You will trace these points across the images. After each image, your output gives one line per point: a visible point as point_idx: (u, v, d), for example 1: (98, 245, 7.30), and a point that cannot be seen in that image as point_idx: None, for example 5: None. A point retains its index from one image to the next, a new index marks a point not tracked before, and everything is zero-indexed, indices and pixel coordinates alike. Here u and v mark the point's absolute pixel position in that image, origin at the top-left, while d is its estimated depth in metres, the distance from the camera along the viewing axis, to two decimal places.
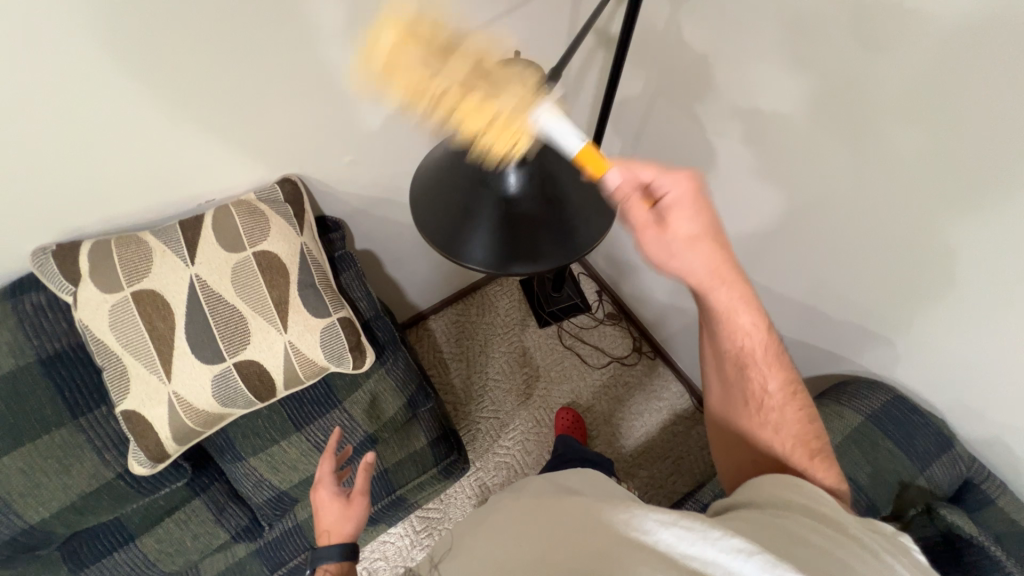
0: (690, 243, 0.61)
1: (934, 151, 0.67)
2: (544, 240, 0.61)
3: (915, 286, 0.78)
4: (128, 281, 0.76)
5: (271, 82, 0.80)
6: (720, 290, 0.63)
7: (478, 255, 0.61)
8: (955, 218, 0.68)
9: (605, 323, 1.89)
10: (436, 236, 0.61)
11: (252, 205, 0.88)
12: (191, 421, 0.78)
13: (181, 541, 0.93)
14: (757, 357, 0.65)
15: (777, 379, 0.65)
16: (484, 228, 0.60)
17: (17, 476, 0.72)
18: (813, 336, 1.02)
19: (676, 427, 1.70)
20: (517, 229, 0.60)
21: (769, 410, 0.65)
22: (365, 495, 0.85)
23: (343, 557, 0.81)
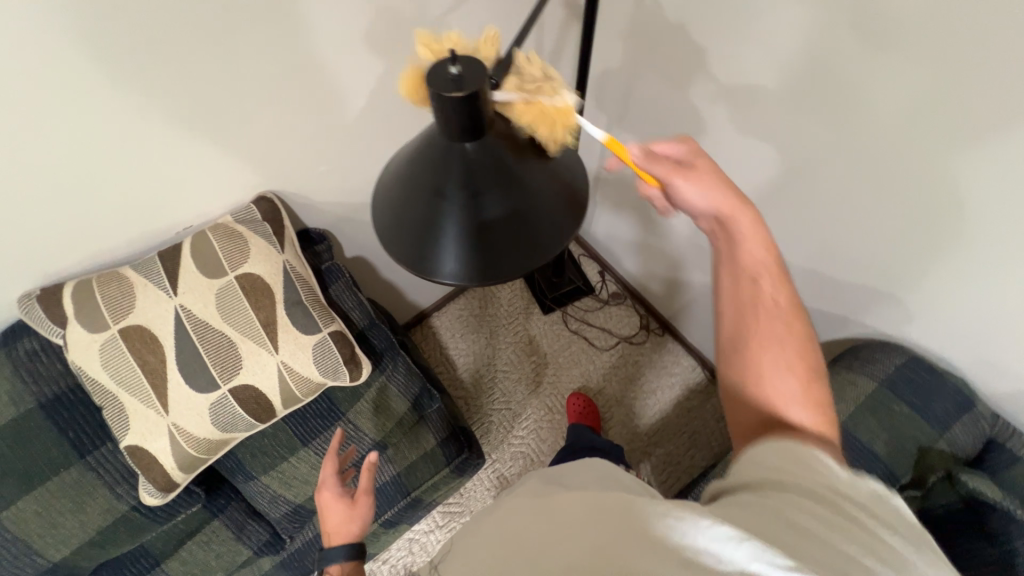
0: (703, 177, 0.55)
1: (934, 99, 0.61)
2: (528, 237, 0.51)
3: (926, 242, 0.73)
4: (114, 318, 0.76)
5: (230, 101, 0.77)
6: (740, 219, 0.56)
7: (453, 267, 0.50)
8: (962, 168, 0.63)
9: (611, 304, 1.86)
10: (401, 253, 0.52)
11: (229, 228, 0.87)
12: (194, 449, 0.79)
13: (205, 560, 0.95)
14: (766, 291, 0.56)
15: (784, 298, 0.56)
16: (456, 235, 0.49)
17: (34, 518, 0.73)
18: (821, 301, 0.98)
19: (690, 402, 1.68)
20: (494, 230, 0.49)
21: (775, 354, 0.54)
22: (369, 495, 0.85)
23: (350, 556, 0.81)
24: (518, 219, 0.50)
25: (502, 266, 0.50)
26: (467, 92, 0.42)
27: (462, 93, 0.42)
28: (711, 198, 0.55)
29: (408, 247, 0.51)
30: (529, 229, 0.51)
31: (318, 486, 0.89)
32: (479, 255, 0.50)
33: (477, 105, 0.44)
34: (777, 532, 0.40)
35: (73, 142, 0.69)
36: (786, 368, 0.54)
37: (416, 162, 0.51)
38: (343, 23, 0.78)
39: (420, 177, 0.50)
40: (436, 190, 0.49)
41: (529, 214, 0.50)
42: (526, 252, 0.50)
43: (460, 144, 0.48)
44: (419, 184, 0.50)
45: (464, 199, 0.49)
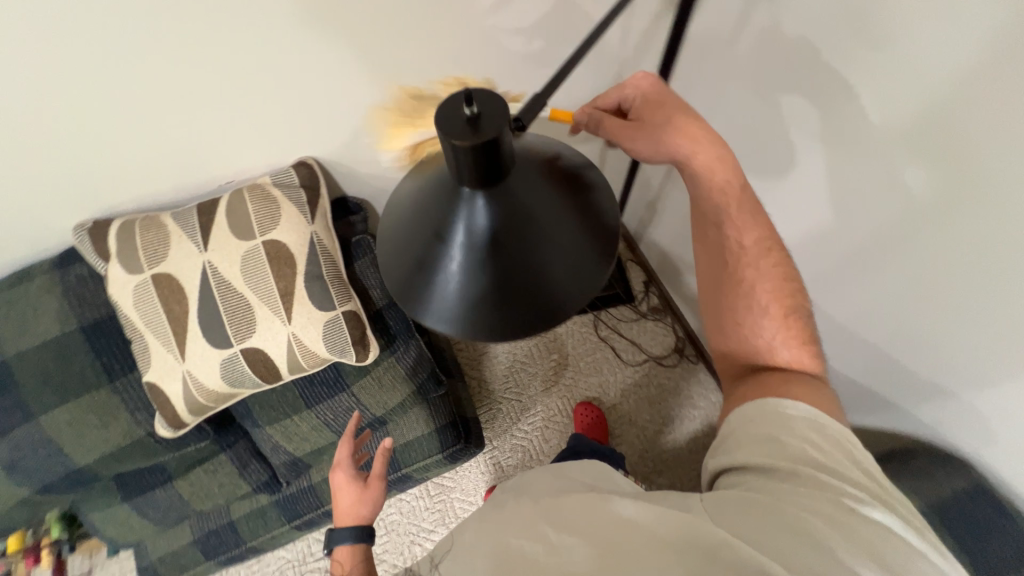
0: (643, 126, 0.55)
1: None
2: (539, 300, 0.44)
3: None
4: (148, 264, 0.80)
5: None
6: (701, 155, 0.53)
7: (448, 318, 0.44)
8: None
9: (647, 318, 1.75)
10: (398, 290, 0.47)
11: (265, 191, 0.87)
12: (203, 398, 0.84)
13: (210, 486, 1.05)
14: (732, 233, 0.58)
15: (755, 235, 0.58)
16: (458, 285, 0.44)
17: (66, 427, 0.82)
18: (884, 391, 0.84)
19: (708, 440, 1.58)
20: (499, 287, 0.43)
21: (754, 307, 0.62)
22: (381, 480, 0.89)
23: (357, 538, 0.85)
24: (529, 275, 0.43)
25: (502, 326, 0.44)
26: (483, 138, 0.35)
27: (476, 139, 0.36)
28: (661, 139, 0.54)
29: (403, 282, 0.47)
30: (543, 291, 0.44)
31: (334, 466, 0.94)
32: (477, 309, 0.44)
33: (493, 151, 0.37)
34: (784, 541, 0.49)
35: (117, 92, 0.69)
36: (762, 313, 0.61)
37: (425, 194, 0.45)
38: None
39: (425, 211, 0.44)
40: (439, 230, 0.43)
41: (543, 269, 0.44)
42: (532, 313, 0.44)
43: (471, 187, 0.41)
44: (423, 219, 0.45)
45: (470, 247, 0.42)
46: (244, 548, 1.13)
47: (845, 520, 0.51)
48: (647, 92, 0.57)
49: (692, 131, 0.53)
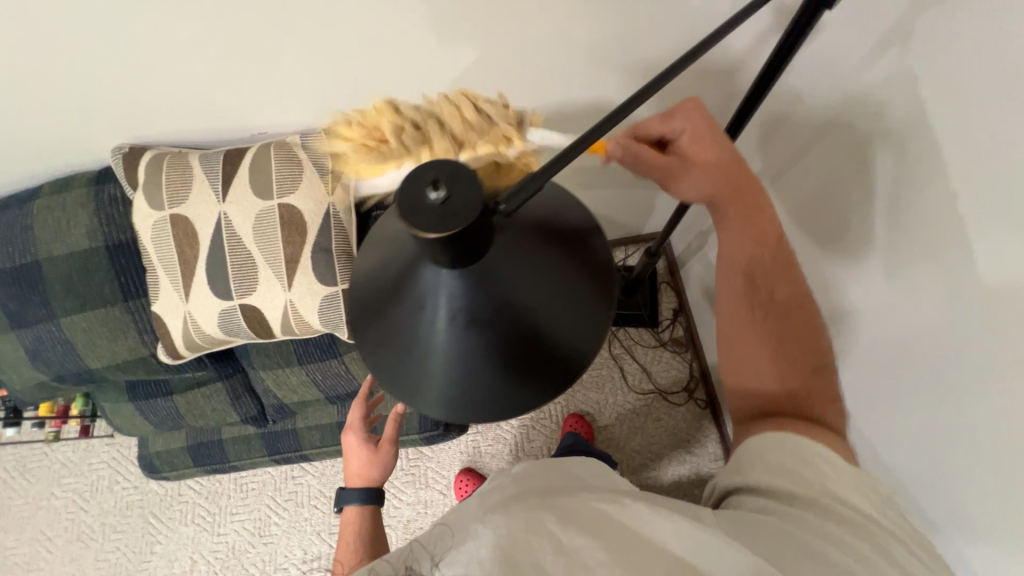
0: (689, 164, 0.50)
1: None
2: (502, 388, 0.40)
3: None
4: (170, 203, 0.82)
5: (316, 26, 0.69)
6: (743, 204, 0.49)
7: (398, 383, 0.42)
8: None
9: (666, 348, 1.66)
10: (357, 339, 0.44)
11: (292, 151, 0.84)
12: (200, 339, 0.87)
13: (204, 407, 1.13)
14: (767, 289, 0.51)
15: (790, 288, 0.52)
16: (417, 358, 0.40)
17: (82, 332, 0.89)
18: None
19: (692, 488, 1.53)
20: (459, 369, 0.40)
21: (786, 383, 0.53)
22: (392, 445, 0.88)
23: (369, 498, 0.87)
24: (488, 367, 0.39)
25: (445, 407, 0.41)
26: (448, 232, 0.29)
27: (440, 230, 0.30)
28: (703, 180, 0.50)
29: (361, 328, 0.44)
30: (507, 379, 0.40)
31: (344, 426, 0.93)
32: (426, 384, 0.41)
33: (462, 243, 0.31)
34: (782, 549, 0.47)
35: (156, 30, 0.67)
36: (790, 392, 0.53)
37: (395, 248, 0.41)
38: None
39: (391, 269, 0.40)
40: (402, 292, 0.39)
41: (503, 364, 0.40)
42: (482, 406, 0.41)
43: (438, 264, 0.36)
44: (390, 276, 0.40)
45: (428, 322, 0.39)
46: (227, 465, 1.24)
47: (869, 553, 0.46)
48: (698, 121, 0.51)
49: (739, 180, 0.49)
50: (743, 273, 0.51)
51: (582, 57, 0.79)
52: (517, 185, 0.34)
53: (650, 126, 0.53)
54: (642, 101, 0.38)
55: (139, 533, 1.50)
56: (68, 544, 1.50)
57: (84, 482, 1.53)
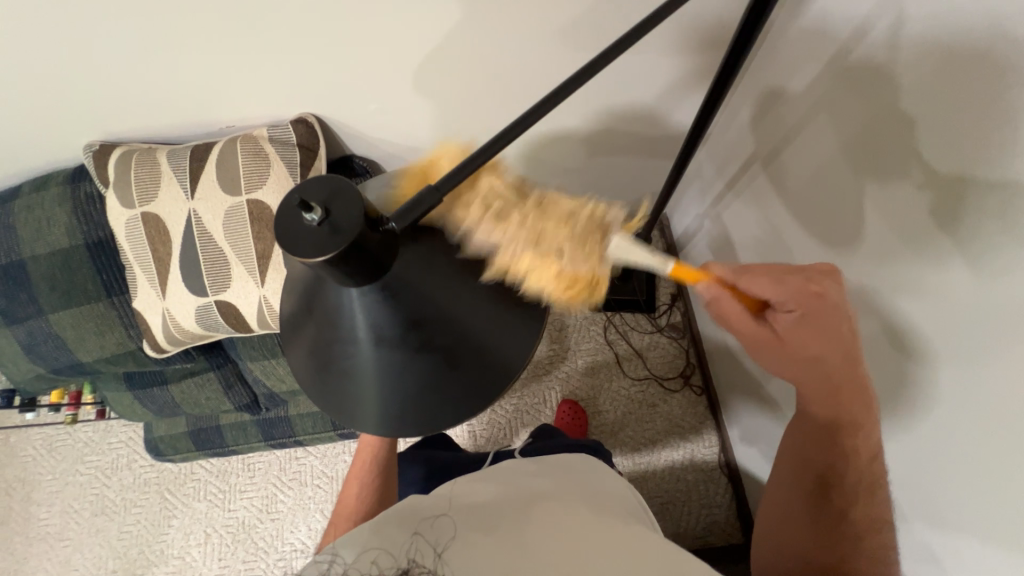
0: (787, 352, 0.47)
1: None
2: (425, 410, 0.39)
3: None
4: (141, 201, 0.82)
5: (264, 17, 0.66)
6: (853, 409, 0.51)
7: (320, 395, 0.42)
8: None
9: (663, 334, 1.63)
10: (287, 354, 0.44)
11: (259, 145, 0.83)
12: (181, 335, 0.89)
13: (199, 396, 1.16)
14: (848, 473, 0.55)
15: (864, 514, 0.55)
16: (342, 378, 0.39)
17: (70, 328, 0.91)
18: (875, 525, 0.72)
19: (685, 474, 1.52)
20: (378, 390, 0.38)
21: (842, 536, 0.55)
22: None
23: None
24: (405, 384, 0.38)
25: (366, 421, 0.40)
26: (333, 252, 0.28)
27: (324, 251, 0.28)
28: (786, 368, 0.49)
29: (289, 341, 0.43)
30: (432, 399, 0.38)
31: None
32: (347, 398, 0.40)
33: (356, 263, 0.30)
34: None
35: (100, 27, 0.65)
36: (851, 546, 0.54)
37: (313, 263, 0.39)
38: None
39: (308, 288, 0.39)
40: (317, 306, 0.38)
41: (423, 382, 0.38)
42: (401, 423, 0.39)
43: (348, 286, 0.34)
44: (305, 288, 0.39)
45: (343, 338, 0.37)
46: (227, 449, 1.29)
47: None
48: (827, 316, 0.46)
49: (828, 383, 0.50)
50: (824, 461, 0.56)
51: (553, 41, 0.75)
52: (410, 202, 0.34)
53: (777, 275, 0.45)
54: (552, 105, 0.38)
55: (156, 507, 1.59)
56: (93, 517, 1.60)
57: (104, 460, 1.62)
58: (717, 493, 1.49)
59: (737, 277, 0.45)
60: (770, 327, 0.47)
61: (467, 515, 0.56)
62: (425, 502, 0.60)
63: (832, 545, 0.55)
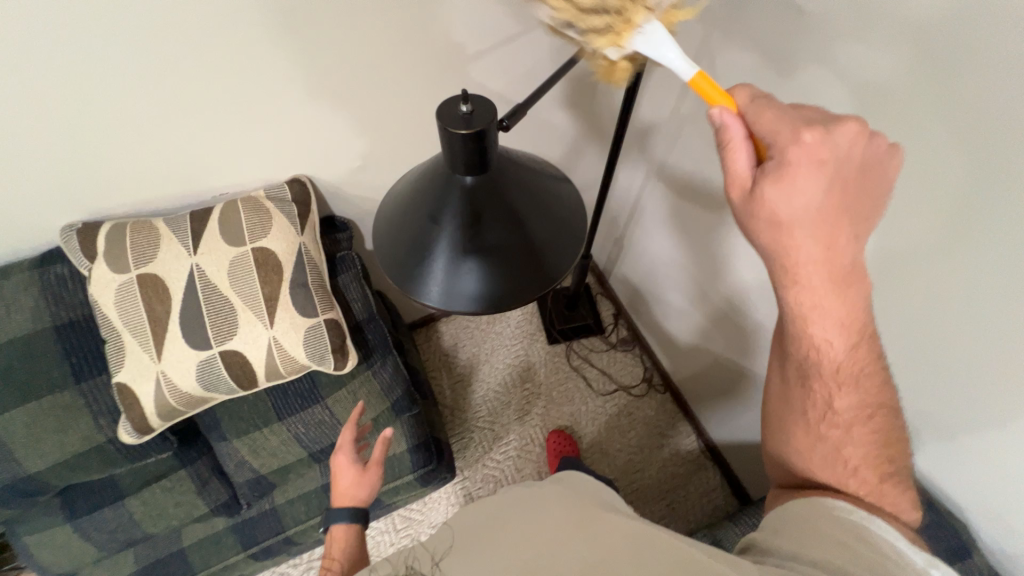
0: (788, 182, 0.44)
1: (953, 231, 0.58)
2: (523, 282, 0.53)
3: (949, 368, 0.65)
4: (136, 265, 0.82)
5: (275, 92, 0.83)
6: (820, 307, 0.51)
7: (436, 286, 0.52)
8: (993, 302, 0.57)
9: (617, 349, 1.82)
10: (396, 274, 0.54)
11: (258, 202, 0.91)
12: (175, 400, 0.84)
13: (164, 506, 0.99)
14: (825, 378, 0.55)
15: (848, 399, 0.56)
16: (449, 264, 0.51)
17: (22, 429, 0.79)
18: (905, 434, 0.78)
19: (677, 468, 1.62)
20: (495, 258, 0.52)
21: (831, 427, 0.58)
22: (380, 465, 0.92)
23: (353, 518, 0.89)
24: (508, 259, 0.52)
25: (484, 302, 0.52)
26: (473, 130, 0.44)
27: (468, 130, 0.44)
28: (758, 227, 0.47)
29: (397, 263, 0.54)
30: (521, 267, 0.53)
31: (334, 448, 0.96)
32: (463, 288, 0.52)
33: (483, 143, 0.45)
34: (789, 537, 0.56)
35: (125, 98, 0.75)
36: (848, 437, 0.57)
37: (419, 187, 0.54)
38: (398, 35, 0.83)
39: (420, 204, 0.53)
40: (433, 212, 0.52)
41: (520, 257, 0.53)
42: (508, 295, 0.53)
43: (462, 178, 0.50)
44: (419, 206, 0.53)
45: (458, 228, 0.51)
46: None
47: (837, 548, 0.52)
48: (803, 159, 0.43)
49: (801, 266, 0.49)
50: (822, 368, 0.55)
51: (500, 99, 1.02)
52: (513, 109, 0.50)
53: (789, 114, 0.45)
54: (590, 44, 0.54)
55: None
56: None
57: None
58: (708, 477, 1.59)
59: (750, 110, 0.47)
60: (759, 171, 0.45)
61: (465, 529, 0.72)
62: (443, 528, 0.74)
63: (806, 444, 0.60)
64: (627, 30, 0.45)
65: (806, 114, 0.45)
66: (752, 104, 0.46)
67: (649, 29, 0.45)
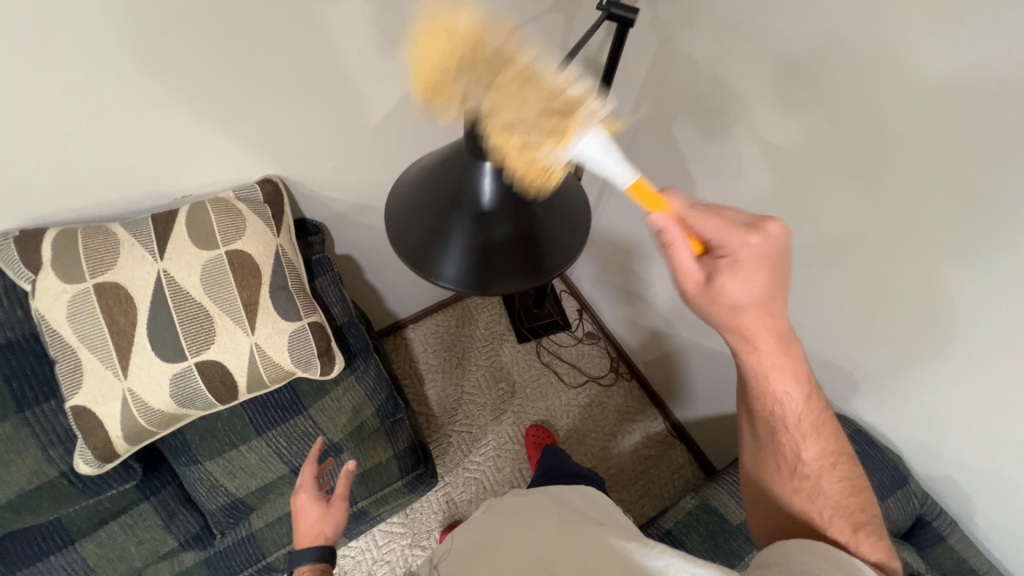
0: (741, 267, 0.49)
1: (883, 204, 0.69)
2: (536, 262, 0.57)
3: (885, 320, 0.77)
4: (91, 274, 0.75)
5: (249, 90, 0.80)
6: (778, 349, 0.56)
7: (454, 273, 0.55)
8: (926, 261, 0.68)
9: (584, 343, 1.89)
10: (414, 257, 0.56)
11: (229, 203, 0.86)
12: (144, 420, 0.77)
13: (124, 546, 0.89)
14: (796, 427, 0.60)
15: (814, 448, 0.61)
16: (468, 245, 0.55)
17: None
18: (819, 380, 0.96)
19: (648, 450, 1.71)
20: (504, 248, 0.55)
21: (804, 477, 0.61)
22: (346, 499, 0.88)
23: (318, 559, 0.82)
24: (523, 241, 0.56)
25: (499, 281, 0.56)
26: None
27: None
28: (718, 312, 0.52)
29: (415, 247, 0.56)
30: (534, 249, 0.56)
31: (295, 489, 0.91)
32: (482, 268, 0.55)
33: None
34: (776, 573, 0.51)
35: (77, 96, 0.68)
36: (820, 487, 0.60)
37: (431, 176, 0.56)
38: (377, 32, 0.82)
39: (438, 186, 0.55)
40: (451, 193, 0.54)
41: (535, 236, 0.56)
42: (523, 276, 0.56)
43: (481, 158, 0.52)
44: (437, 188, 0.55)
45: (476, 210, 0.54)
46: None
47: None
48: (747, 258, 0.50)
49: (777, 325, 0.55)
50: (795, 410, 0.60)
51: None
52: None
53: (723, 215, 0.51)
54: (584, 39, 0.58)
55: None
56: None
57: None
58: (676, 455, 1.70)
59: (687, 214, 0.51)
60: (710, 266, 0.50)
61: (465, 535, 0.66)
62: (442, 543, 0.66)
63: (782, 487, 0.63)
64: (569, 134, 0.44)
65: (739, 217, 0.50)
66: (690, 209, 0.51)
67: (588, 139, 0.45)
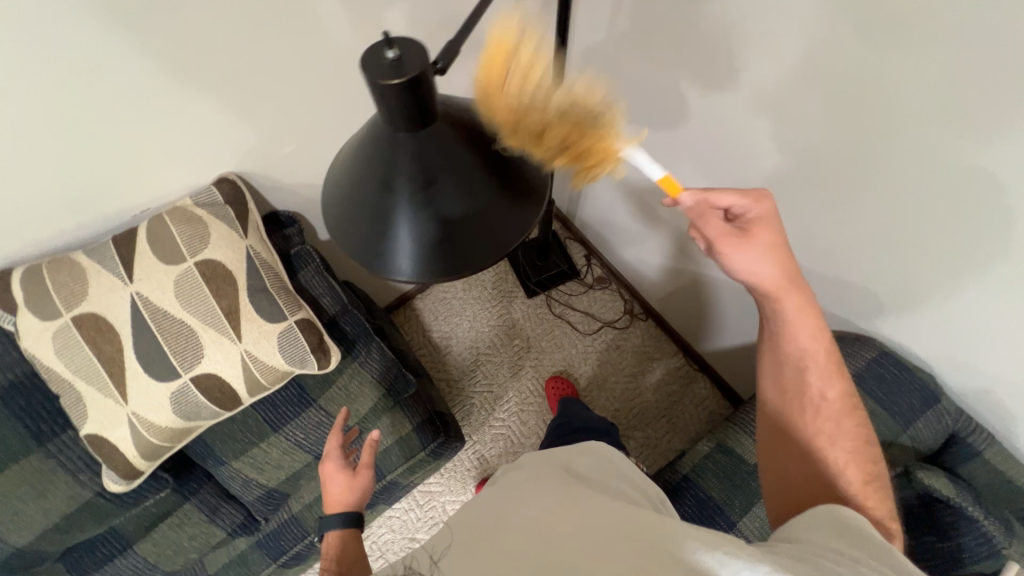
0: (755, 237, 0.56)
1: (908, 102, 0.58)
2: (494, 235, 0.50)
3: (911, 235, 0.68)
4: (67, 307, 0.74)
5: (170, 85, 0.72)
6: (793, 296, 0.58)
7: (405, 262, 0.49)
8: (962, 163, 0.57)
9: (595, 288, 1.84)
10: (359, 253, 0.51)
11: (187, 211, 0.82)
12: (155, 438, 0.80)
13: (178, 542, 0.96)
14: (820, 362, 0.60)
15: (836, 389, 0.60)
16: (415, 230, 0.48)
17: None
18: (842, 305, 0.88)
19: (671, 386, 1.70)
20: (458, 223, 0.48)
21: (825, 419, 0.59)
22: (371, 467, 0.90)
23: (347, 525, 0.84)
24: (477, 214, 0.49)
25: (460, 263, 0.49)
26: (406, 77, 0.41)
27: (401, 77, 0.41)
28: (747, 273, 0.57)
29: (358, 242, 0.50)
30: (489, 220, 0.49)
31: (323, 458, 0.94)
32: (438, 248, 0.48)
33: (421, 90, 0.42)
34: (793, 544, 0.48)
35: None
36: (840, 429, 0.58)
37: (358, 160, 0.50)
38: None
39: (367, 172, 0.49)
40: (382, 177, 0.48)
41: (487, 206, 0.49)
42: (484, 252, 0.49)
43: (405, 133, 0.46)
44: (367, 173, 0.49)
45: (416, 189, 0.47)
46: None
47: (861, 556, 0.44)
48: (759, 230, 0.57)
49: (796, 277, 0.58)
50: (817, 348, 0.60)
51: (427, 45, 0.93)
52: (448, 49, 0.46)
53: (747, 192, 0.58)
54: None
55: None
56: None
57: None
58: (700, 388, 1.68)
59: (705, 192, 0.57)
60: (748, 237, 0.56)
61: (471, 513, 0.63)
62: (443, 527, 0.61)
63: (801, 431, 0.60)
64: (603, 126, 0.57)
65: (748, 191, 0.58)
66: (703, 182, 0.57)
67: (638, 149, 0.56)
